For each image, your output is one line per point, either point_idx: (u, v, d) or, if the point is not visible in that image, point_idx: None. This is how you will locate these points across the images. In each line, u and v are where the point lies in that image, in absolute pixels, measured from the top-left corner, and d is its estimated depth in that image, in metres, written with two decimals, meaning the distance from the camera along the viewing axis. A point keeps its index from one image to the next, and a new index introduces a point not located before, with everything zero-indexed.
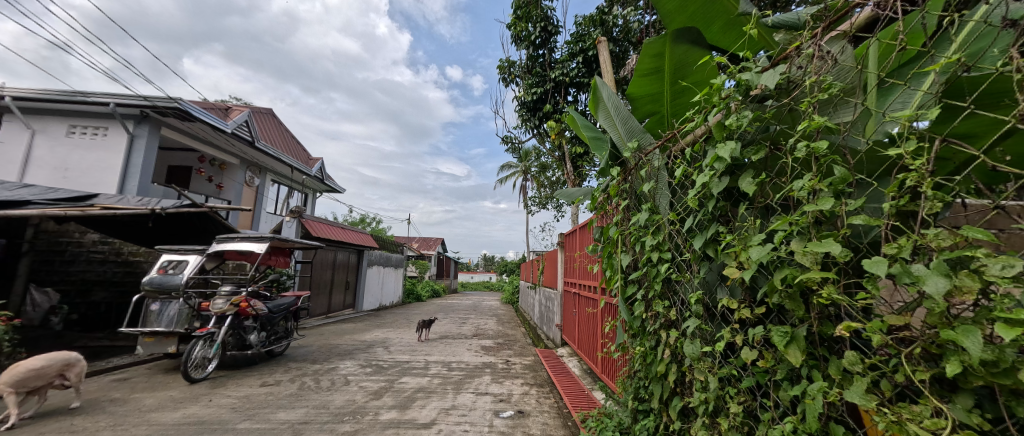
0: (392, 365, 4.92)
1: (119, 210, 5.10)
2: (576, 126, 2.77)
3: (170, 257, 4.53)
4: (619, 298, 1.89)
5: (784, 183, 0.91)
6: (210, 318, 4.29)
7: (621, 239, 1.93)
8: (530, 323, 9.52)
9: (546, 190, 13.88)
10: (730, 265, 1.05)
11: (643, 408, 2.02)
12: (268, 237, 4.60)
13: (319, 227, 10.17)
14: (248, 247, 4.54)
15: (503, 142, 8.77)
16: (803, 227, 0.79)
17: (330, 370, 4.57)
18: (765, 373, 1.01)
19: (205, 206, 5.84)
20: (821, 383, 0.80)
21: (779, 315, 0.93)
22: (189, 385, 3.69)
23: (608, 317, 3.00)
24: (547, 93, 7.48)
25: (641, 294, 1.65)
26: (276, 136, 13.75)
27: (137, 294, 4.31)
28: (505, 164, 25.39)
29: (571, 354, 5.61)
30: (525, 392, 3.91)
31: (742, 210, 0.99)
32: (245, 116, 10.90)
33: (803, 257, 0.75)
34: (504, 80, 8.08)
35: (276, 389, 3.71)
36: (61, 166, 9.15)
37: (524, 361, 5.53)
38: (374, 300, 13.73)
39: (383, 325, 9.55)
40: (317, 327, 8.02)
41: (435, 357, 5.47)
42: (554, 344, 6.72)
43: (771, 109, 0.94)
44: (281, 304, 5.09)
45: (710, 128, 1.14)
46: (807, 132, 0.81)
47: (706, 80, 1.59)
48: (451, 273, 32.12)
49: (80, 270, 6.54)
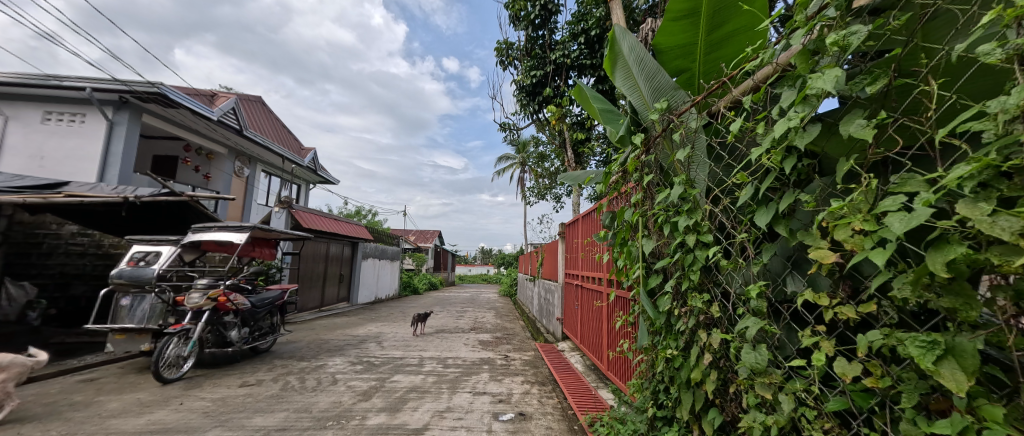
0: (384, 362, 4.64)
1: (88, 198, 4.75)
2: (584, 99, 2.47)
3: (140, 248, 4.20)
4: (640, 291, 1.59)
5: (923, 122, 0.63)
6: (186, 313, 3.99)
7: (642, 222, 1.64)
8: (529, 316, 9.26)
9: (545, 180, 13.60)
10: (822, 246, 0.77)
11: (664, 416, 1.75)
12: (248, 226, 4.26)
13: (310, 218, 9.83)
14: (226, 236, 4.19)
15: (501, 129, 8.45)
16: (986, 181, 0.51)
17: (318, 368, 4.28)
18: (869, 394, 0.74)
19: (184, 195, 5.50)
20: (1002, 419, 0.53)
21: (906, 315, 0.65)
22: (161, 387, 3.41)
23: (619, 311, 2.73)
24: (546, 76, 7.17)
25: (670, 286, 1.36)
26: (266, 125, 13.32)
27: (106, 288, 3.99)
28: (504, 155, 25.07)
29: (573, 349, 5.37)
30: (526, 391, 3.65)
31: (846, 167, 0.70)
32: (232, 103, 10.48)
33: (1009, 223, 0.46)
34: (503, 63, 7.72)
35: (257, 389, 3.43)
36: (37, 154, 8.80)
37: (524, 356, 5.27)
38: (369, 293, 13.42)
39: (377, 318, 9.25)
40: (308, 321, 7.72)
41: (430, 352, 5.21)
42: (554, 339, 6.46)
43: (902, 16, 0.66)
44: (265, 298, 4.80)
45: (786, 63, 0.86)
46: (989, 35, 0.53)
47: (754, 22, 1.30)
48: (448, 266, 31.80)
49: (58, 263, 5.91)
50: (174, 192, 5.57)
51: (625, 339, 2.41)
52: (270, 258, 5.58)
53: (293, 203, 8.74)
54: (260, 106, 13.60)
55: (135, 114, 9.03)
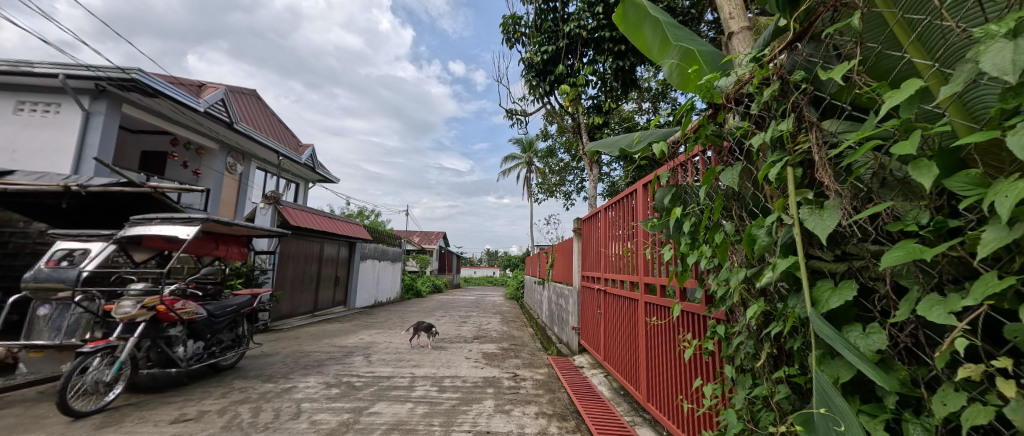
0: (367, 384, 3.85)
1: (22, 186, 4.04)
2: (634, 24, 1.62)
3: (63, 245, 3.43)
4: (809, 311, 0.77)
5: None
6: (117, 326, 3.21)
7: (798, 177, 0.84)
8: (539, 323, 8.43)
9: (553, 178, 12.80)
10: None
11: None
12: (199, 219, 3.45)
13: (303, 215, 9.05)
14: (171, 231, 3.38)
15: (507, 116, 7.67)
16: None
17: (283, 392, 3.50)
18: None
19: (144, 186, 4.76)
20: None
21: None
22: (69, 423, 2.66)
23: (684, 331, 1.94)
24: (559, 53, 6.39)
25: (959, 309, 0.54)
26: (261, 120, 12.64)
27: (18, 295, 3.23)
28: (511, 155, 24.44)
29: (595, 366, 4.54)
30: (542, 430, 2.82)
31: None
32: (220, 94, 9.81)
33: None
34: (509, 41, 6.93)
35: (191, 428, 2.66)
36: (9, 147, 8.12)
37: (536, 374, 4.45)
38: (368, 297, 12.68)
39: (373, 325, 8.46)
40: (293, 330, 6.95)
41: (424, 370, 4.39)
42: (570, 352, 5.61)
43: None
44: (227, 304, 4.04)
45: None
46: None
47: None
48: (453, 268, 30.98)
49: (24, 264, 4.92)
50: (135, 182, 4.87)
51: (707, 377, 1.62)
52: (242, 259, 4.86)
53: (281, 198, 7.96)
54: (255, 101, 12.96)
55: (114, 103, 8.37)
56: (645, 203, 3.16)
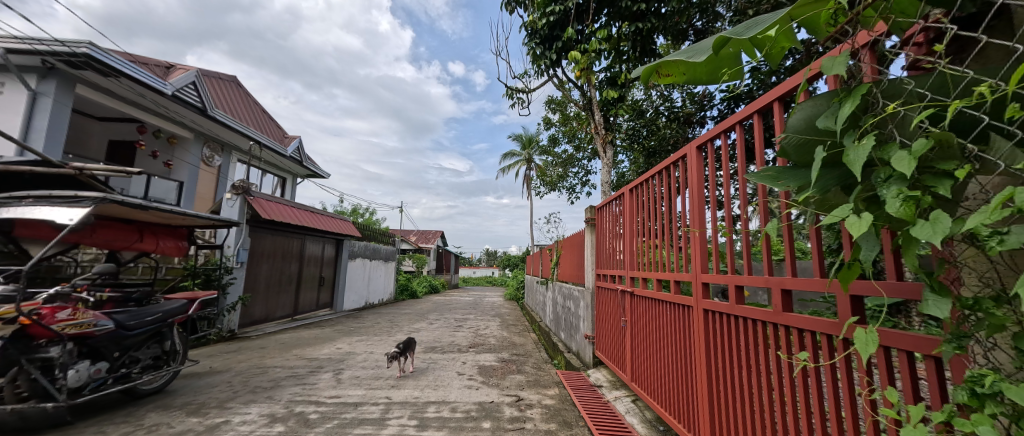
0: (326, 415, 2.95)
1: None
2: None
3: None
4: None
5: None
6: None
7: None
8: (543, 328, 7.53)
9: (557, 170, 11.90)
10: None
11: None
12: (91, 199, 2.55)
13: (283, 209, 8.12)
14: (49, 214, 2.48)
15: (507, 96, 6.79)
16: None
17: (205, 432, 2.59)
18: None
19: (67, 166, 3.96)
20: None
21: None
22: None
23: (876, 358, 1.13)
24: (568, 15, 5.51)
25: None
26: (242, 109, 11.70)
27: None
28: (510, 152, 23.78)
29: (618, 386, 3.64)
30: None
31: None
32: (192, 75, 8.86)
33: None
34: (509, 6, 6.06)
35: None
36: None
37: (543, 398, 3.56)
38: (357, 298, 11.77)
39: (357, 331, 7.55)
40: (262, 339, 6.03)
41: (404, 393, 3.49)
42: (584, 365, 4.69)
43: None
44: (146, 313, 3.12)
45: None
46: None
47: None
48: (451, 267, 29.92)
49: None
50: (56, 162, 4.04)
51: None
52: (180, 256, 3.92)
53: (253, 187, 7.04)
54: (235, 88, 12.08)
55: (66, 83, 7.40)
56: (698, 173, 2.35)
